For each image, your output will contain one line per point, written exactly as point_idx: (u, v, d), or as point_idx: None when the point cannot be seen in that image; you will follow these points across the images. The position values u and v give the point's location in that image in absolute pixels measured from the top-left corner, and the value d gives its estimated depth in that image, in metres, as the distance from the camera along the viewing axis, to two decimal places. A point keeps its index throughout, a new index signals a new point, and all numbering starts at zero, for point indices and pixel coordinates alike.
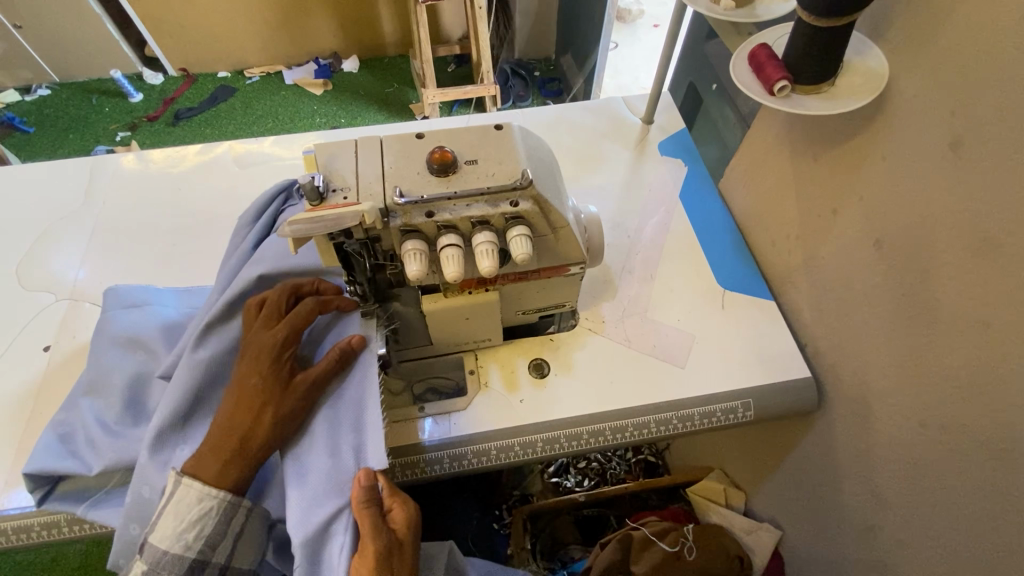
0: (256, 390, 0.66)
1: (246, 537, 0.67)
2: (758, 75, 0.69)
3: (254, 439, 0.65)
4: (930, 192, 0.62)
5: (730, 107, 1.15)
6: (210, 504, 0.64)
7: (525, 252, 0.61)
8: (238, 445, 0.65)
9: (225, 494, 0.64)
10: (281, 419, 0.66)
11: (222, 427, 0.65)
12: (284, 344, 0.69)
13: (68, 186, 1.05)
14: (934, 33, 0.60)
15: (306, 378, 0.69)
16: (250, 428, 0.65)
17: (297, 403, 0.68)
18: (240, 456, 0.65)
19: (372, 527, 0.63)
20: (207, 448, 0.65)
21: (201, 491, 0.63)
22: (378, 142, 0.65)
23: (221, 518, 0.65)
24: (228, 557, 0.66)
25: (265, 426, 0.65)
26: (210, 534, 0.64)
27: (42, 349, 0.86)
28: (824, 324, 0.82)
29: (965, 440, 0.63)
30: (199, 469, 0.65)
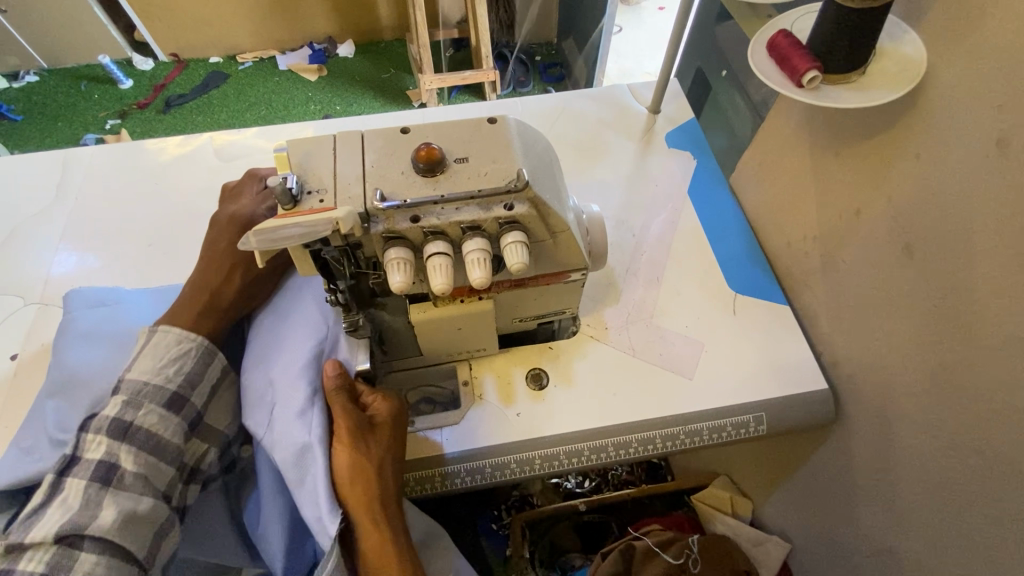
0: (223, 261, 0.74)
1: (219, 395, 0.69)
2: (782, 66, 0.62)
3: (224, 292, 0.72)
4: (970, 196, 0.56)
5: (741, 94, 1.07)
6: (189, 345, 0.66)
7: (521, 261, 0.55)
8: (207, 301, 0.70)
9: (203, 337, 0.68)
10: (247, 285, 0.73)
11: (196, 284, 0.72)
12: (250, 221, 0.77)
13: (40, 180, 0.99)
14: (981, 17, 0.53)
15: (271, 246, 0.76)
16: (221, 284, 0.72)
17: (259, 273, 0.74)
18: (212, 310, 0.71)
19: (343, 408, 0.65)
20: (182, 305, 0.71)
21: (180, 334, 0.66)
22: (360, 137, 0.59)
23: (201, 359, 0.67)
24: (204, 406, 0.67)
25: (236, 283, 0.73)
26: (190, 372, 0.66)
27: (9, 357, 0.81)
28: (843, 332, 0.76)
29: (1000, 468, 0.58)
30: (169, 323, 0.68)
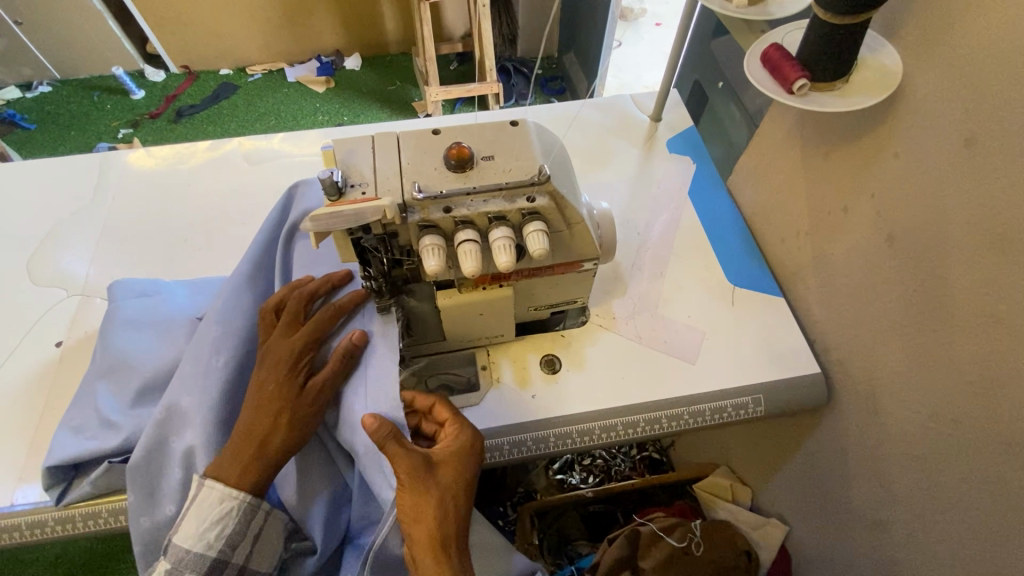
0: (277, 377, 0.67)
1: (267, 532, 0.67)
2: (774, 75, 0.69)
3: (271, 448, 0.64)
4: (943, 189, 0.63)
5: (736, 104, 1.15)
6: (231, 505, 0.63)
7: (542, 248, 0.61)
8: (262, 442, 0.64)
9: (246, 495, 0.64)
10: (301, 422, 0.66)
11: (244, 431, 0.65)
12: (300, 355, 0.69)
13: (76, 181, 1.05)
14: (947, 32, 0.60)
15: (320, 383, 0.68)
16: (269, 431, 0.64)
17: (314, 408, 0.67)
18: (259, 457, 0.64)
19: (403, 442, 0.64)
20: (229, 451, 0.65)
21: (224, 491, 0.63)
22: (395, 138, 0.66)
23: (241, 519, 0.65)
24: (247, 557, 0.66)
25: (284, 429, 0.65)
26: (231, 534, 0.64)
27: (54, 344, 0.86)
28: (834, 320, 0.83)
29: (975, 436, 0.64)
30: (221, 470, 0.64)
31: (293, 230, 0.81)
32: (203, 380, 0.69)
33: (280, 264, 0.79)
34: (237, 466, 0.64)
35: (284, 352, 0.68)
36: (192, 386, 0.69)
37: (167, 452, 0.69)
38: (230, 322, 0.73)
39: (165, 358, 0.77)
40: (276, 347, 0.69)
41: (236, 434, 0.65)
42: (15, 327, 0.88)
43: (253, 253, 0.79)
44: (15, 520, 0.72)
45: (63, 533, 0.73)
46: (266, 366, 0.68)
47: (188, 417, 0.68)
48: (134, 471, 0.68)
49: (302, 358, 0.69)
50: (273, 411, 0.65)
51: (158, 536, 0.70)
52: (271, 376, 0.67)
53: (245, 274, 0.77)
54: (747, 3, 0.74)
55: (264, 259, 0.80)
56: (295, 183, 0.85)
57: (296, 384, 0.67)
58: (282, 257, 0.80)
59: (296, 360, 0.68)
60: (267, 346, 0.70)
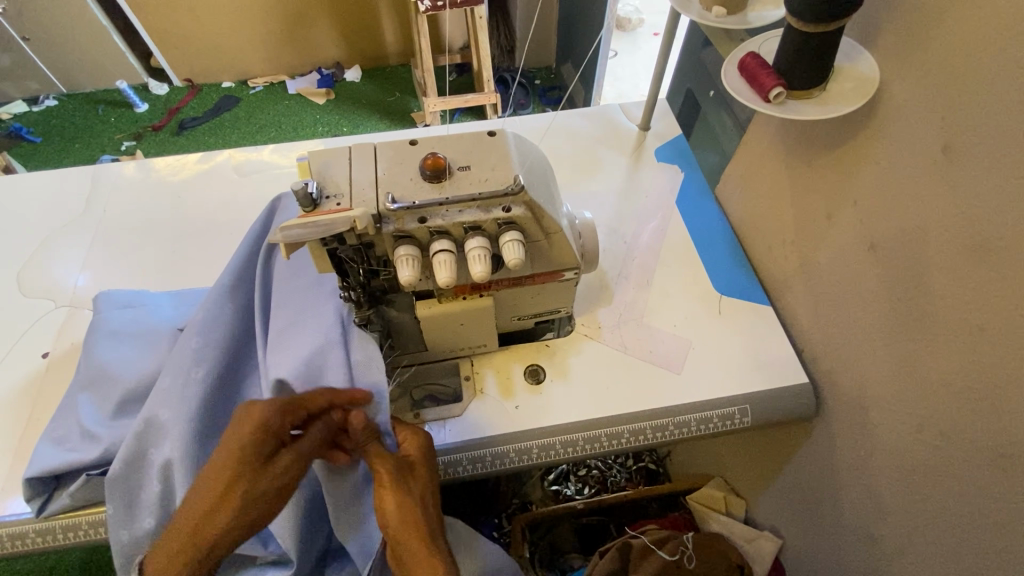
0: (244, 444, 0.60)
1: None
2: (751, 84, 0.69)
3: (210, 533, 0.59)
4: (923, 197, 0.62)
5: (725, 111, 1.14)
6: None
7: (517, 257, 0.61)
8: (208, 516, 0.59)
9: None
10: (257, 500, 0.60)
11: (191, 501, 0.60)
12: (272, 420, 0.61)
13: (68, 193, 1.06)
14: (923, 40, 0.60)
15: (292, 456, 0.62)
16: (218, 506, 0.59)
17: (276, 487, 0.61)
18: (196, 542, 0.59)
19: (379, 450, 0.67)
20: (173, 522, 0.61)
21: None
22: (372, 149, 0.66)
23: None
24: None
25: (233, 507, 0.59)
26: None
27: (40, 356, 0.87)
28: (821, 329, 0.82)
29: (963, 446, 0.62)
30: (159, 554, 0.60)
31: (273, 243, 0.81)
32: (182, 391, 0.69)
33: (260, 277, 0.79)
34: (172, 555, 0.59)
35: (258, 419, 0.60)
36: (170, 399, 0.69)
37: (145, 465, 0.69)
38: (210, 334, 0.73)
39: (147, 369, 0.77)
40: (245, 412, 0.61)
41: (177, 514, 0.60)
42: (4, 338, 0.89)
43: (234, 264, 0.79)
44: None
45: (44, 545, 0.72)
46: (233, 433, 0.61)
47: (166, 429, 0.68)
48: (114, 484, 0.68)
49: (281, 428, 0.61)
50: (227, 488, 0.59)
51: (139, 549, 0.70)
52: (231, 447, 0.60)
53: (225, 285, 0.77)
54: (725, 13, 0.75)
55: (245, 270, 0.80)
56: (278, 195, 0.85)
57: (259, 460, 0.60)
58: (263, 268, 0.79)
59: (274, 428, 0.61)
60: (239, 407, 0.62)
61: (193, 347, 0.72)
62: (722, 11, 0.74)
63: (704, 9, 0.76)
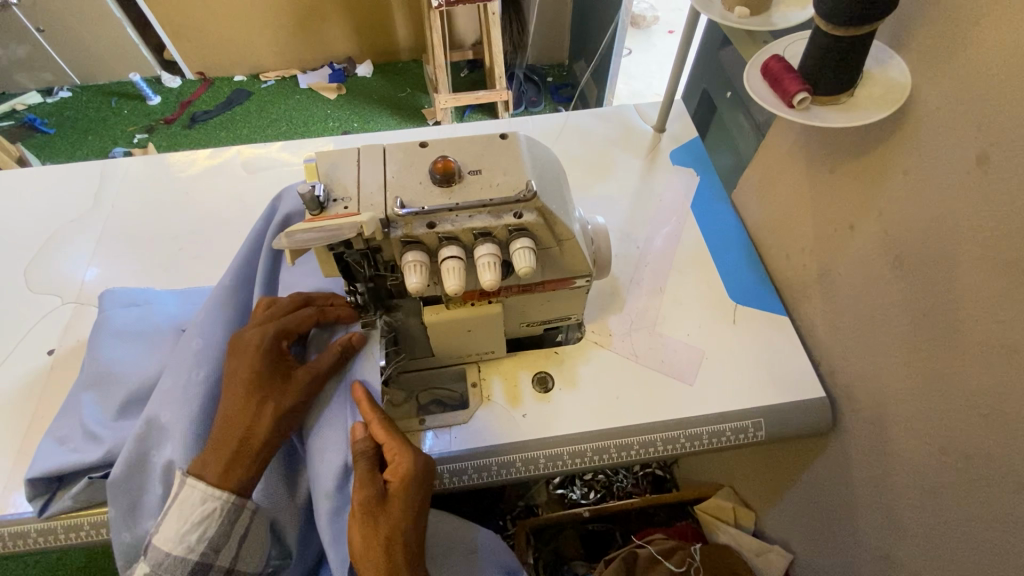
0: (255, 367, 0.65)
1: (252, 537, 0.65)
2: (774, 88, 0.66)
3: (253, 442, 0.63)
4: (953, 210, 0.60)
5: (743, 113, 1.11)
6: (213, 506, 0.61)
7: (528, 265, 0.60)
8: (243, 437, 0.62)
9: (229, 495, 0.61)
10: (287, 413, 0.65)
11: (224, 420, 0.63)
12: (273, 341, 0.67)
13: (77, 187, 1.05)
14: (959, 44, 0.57)
15: (309, 374, 0.68)
16: (250, 423, 0.63)
17: (298, 396, 0.66)
18: (244, 452, 0.62)
19: (364, 475, 0.63)
20: (211, 446, 0.63)
21: (206, 491, 0.61)
22: (381, 150, 0.64)
23: (225, 520, 0.62)
24: (233, 560, 0.64)
25: (266, 422, 0.63)
26: (213, 536, 0.62)
27: (45, 352, 0.86)
28: (839, 342, 0.79)
29: (989, 471, 0.60)
30: (205, 467, 0.62)
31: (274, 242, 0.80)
32: (183, 393, 0.68)
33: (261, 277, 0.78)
34: (219, 465, 0.62)
35: (258, 346, 0.66)
36: (171, 401, 0.68)
37: (148, 467, 0.68)
38: (211, 335, 0.72)
39: (150, 369, 0.76)
40: (245, 337, 0.67)
41: (216, 430, 0.63)
42: (10, 333, 0.88)
43: (236, 265, 0.79)
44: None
45: (45, 545, 0.72)
46: (237, 358, 0.66)
47: (168, 431, 0.67)
48: (116, 486, 0.67)
49: (276, 349, 0.67)
50: (253, 403, 0.63)
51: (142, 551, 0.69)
52: (246, 366, 0.65)
53: (228, 286, 0.77)
54: (748, 14, 0.72)
55: (247, 271, 0.79)
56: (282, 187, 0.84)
57: (275, 376, 0.66)
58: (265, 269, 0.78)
59: (272, 352, 0.67)
60: (234, 338, 0.68)
61: (195, 350, 0.71)
62: (745, 12, 0.72)
63: (726, 9, 0.74)
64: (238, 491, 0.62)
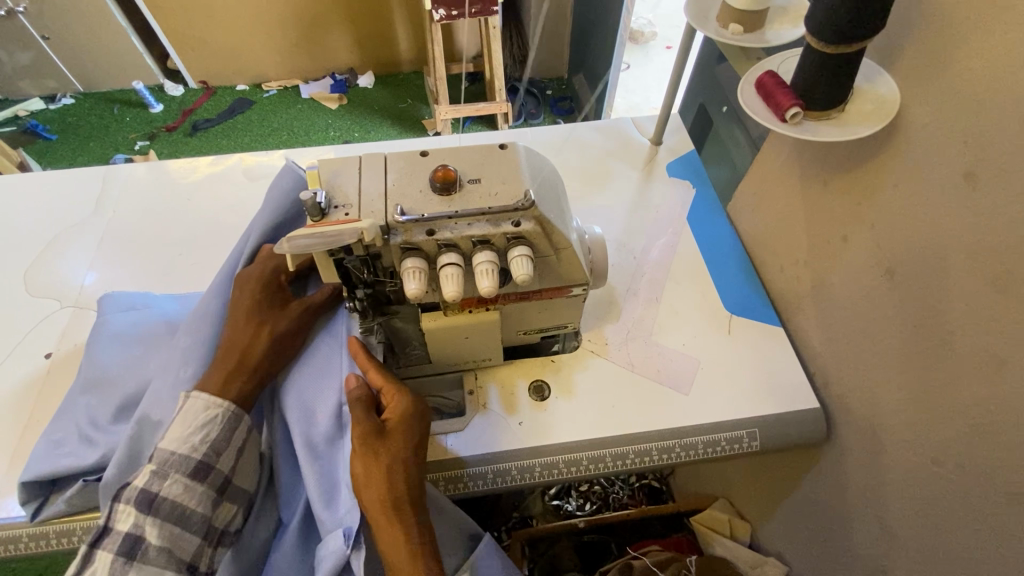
0: (256, 294, 0.73)
1: (245, 454, 0.68)
2: (768, 102, 0.68)
3: (251, 360, 0.69)
4: (941, 223, 0.61)
5: (738, 127, 1.13)
6: (215, 412, 0.65)
7: (526, 273, 0.60)
8: (242, 352, 0.69)
9: (229, 404, 0.66)
10: (282, 334, 0.72)
11: (226, 339, 0.70)
12: (271, 277, 0.76)
13: (78, 192, 1.06)
14: (945, 63, 0.59)
15: (301, 304, 0.75)
16: (251, 338, 0.70)
17: (293, 320, 0.74)
18: (242, 367, 0.68)
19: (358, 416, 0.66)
20: (212, 365, 0.69)
21: (208, 400, 0.65)
22: (383, 159, 0.65)
23: (226, 428, 0.66)
24: (230, 471, 0.66)
25: (264, 338, 0.71)
26: (216, 440, 0.65)
27: (43, 355, 0.86)
28: (833, 352, 0.80)
29: (982, 482, 0.60)
30: (205, 383, 0.67)
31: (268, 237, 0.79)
32: (174, 393, 0.68)
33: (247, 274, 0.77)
34: (217, 378, 0.67)
35: (259, 277, 0.75)
36: (165, 401, 0.68)
37: (140, 468, 0.68)
38: (201, 333, 0.72)
39: (145, 371, 0.76)
40: (247, 271, 0.75)
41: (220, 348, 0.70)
42: (8, 336, 0.89)
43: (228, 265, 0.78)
44: None
45: (38, 550, 0.72)
46: (240, 288, 0.74)
47: (162, 429, 0.68)
48: (107, 489, 0.67)
49: (274, 283, 0.76)
50: (252, 324, 0.71)
51: None
52: (248, 293, 0.73)
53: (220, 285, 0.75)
54: (742, 31, 0.74)
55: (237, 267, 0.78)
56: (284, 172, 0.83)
57: (272, 304, 0.74)
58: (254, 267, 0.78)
59: (270, 285, 0.75)
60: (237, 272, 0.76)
61: (187, 351, 0.71)
62: (739, 29, 0.74)
63: (721, 26, 0.76)
64: (236, 401, 0.67)
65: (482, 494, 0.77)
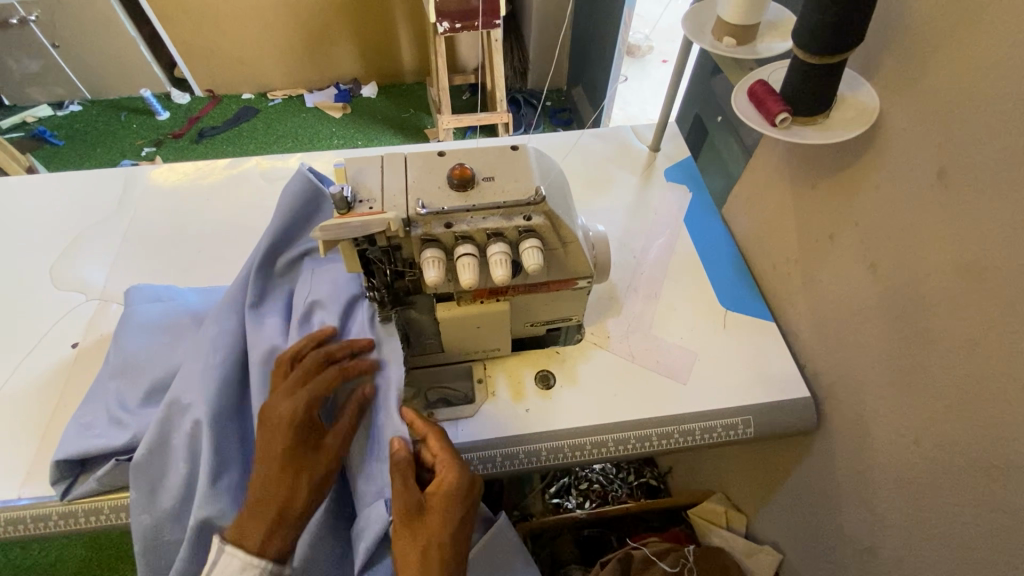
0: (286, 444, 0.66)
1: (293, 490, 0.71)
2: (759, 109, 0.73)
3: (291, 510, 0.66)
4: (918, 219, 0.66)
5: (732, 135, 1.19)
6: (252, 573, 0.65)
7: (537, 263, 0.65)
8: (277, 517, 0.65)
9: (266, 561, 0.66)
10: (319, 483, 0.67)
11: (257, 496, 0.66)
12: (306, 409, 0.67)
13: (100, 192, 1.10)
14: (919, 74, 0.65)
15: (336, 432, 0.70)
16: (286, 497, 0.65)
17: (333, 462, 0.68)
18: (281, 521, 0.65)
19: (399, 485, 0.67)
20: (249, 510, 0.66)
21: (246, 560, 0.65)
22: (403, 158, 0.70)
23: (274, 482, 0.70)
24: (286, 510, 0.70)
25: (301, 495, 0.66)
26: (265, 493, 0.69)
27: (69, 345, 0.90)
28: (822, 344, 0.85)
29: (959, 459, 0.65)
30: (243, 536, 0.66)
31: (283, 230, 0.83)
32: (201, 377, 0.73)
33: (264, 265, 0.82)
34: (260, 531, 0.65)
35: (289, 418, 0.66)
36: (194, 383, 0.73)
37: (168, 450, 0.72)
38: (228, 322, 0.77)
39: (171, 359, 0.81)
40: (279, 410, 0.67)
41: (256, 493, 0.66)
42: (34, 328, 0.92)
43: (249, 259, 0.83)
44: (22, 513, 0.75)
45: (66, 528, 0.75)
46: (269, 432, 0.67)
47: (190, 411, 0.72)
48: (138, 468, 0.71)
49: (308, 419, 0.67)
50: (288, 476, 0.66)
51: (160, 533, 0.72)
52: (278, 444, 0.66)
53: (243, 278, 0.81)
54: (735, 43, 0.80)
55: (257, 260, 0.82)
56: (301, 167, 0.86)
57: (307, 444, 0.67)
58: (271, 259, 0.83)
59: (304, 414, 0.67)
60: (264, 408, 0.68)
61: (214, 338, 0.76)
62: (733, 41, 0.80)
63: (716, 39, 0.81)
64: (275, 556, 0.66)
65: (490, 476, 0.81)
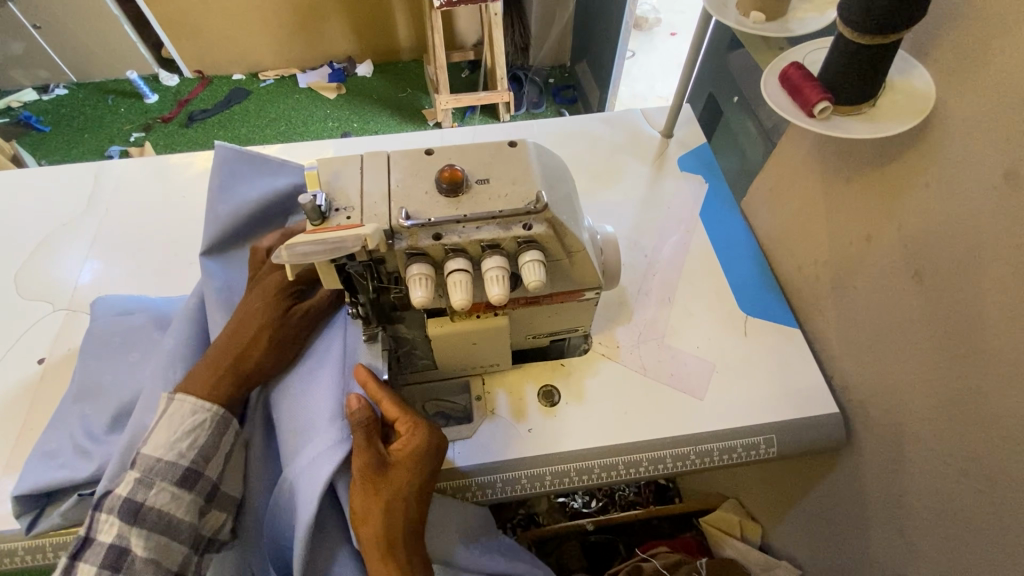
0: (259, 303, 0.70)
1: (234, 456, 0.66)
2: (794, 97, 0.64)
3: (248, 358, 0.68)
4: (978, 225, 0.58)
5: (751, 118, 1.09)
6: (203, 418, 0.64)
7: (538, 279, 0.57)
8: (236, 360, 0.67)
9: (218, 409, 0.65)
10: (280, 340, 0.69)
11: (222, 343, 0.68)
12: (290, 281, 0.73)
13: (67, 190, 1.02)
14: (987, 57, 0.55)
15: (305, 306, 0.72)
16: (247, 345, 0.68)
17: (296, 329, 0.71)
18: (233, 370, 0.67)
19: (362, 441, 0.61)
20: (203, 365, 0.67)
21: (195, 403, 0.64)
22: (386, 158, 0.62)
23: (214, 432, 0.64)
24: (219, 475, 0.64)
25: (262, 344, 0.68)
26: (203, 446, 0.63)
27: (36, 361, 0.84)
28: (854, 356, 0.77)
29: (1013, 497, 0.57)
30: (191, 385, 0.65)
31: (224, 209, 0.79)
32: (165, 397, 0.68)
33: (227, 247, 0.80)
34: (208, 377, 0.66)
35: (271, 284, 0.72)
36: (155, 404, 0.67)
37: None
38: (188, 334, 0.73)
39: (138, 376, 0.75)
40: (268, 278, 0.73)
41: (221, 341, 0.68)
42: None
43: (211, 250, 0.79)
44: None
45: (34, 563, 0.70)
46: (254, 294, 0.72)
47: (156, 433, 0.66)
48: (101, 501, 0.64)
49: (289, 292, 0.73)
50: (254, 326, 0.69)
51: None
52: (258, 299, 0.71)
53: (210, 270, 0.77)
54: (764, 19, 0.70)
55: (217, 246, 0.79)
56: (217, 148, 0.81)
57: (279, 307, 0.71)
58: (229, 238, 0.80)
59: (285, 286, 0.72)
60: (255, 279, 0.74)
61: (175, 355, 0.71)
62: (761, 17, 0.70)
63: (742, 14, 0.72)
64: (225, 405, 0.66)
65: (488, 503, 0.75)
